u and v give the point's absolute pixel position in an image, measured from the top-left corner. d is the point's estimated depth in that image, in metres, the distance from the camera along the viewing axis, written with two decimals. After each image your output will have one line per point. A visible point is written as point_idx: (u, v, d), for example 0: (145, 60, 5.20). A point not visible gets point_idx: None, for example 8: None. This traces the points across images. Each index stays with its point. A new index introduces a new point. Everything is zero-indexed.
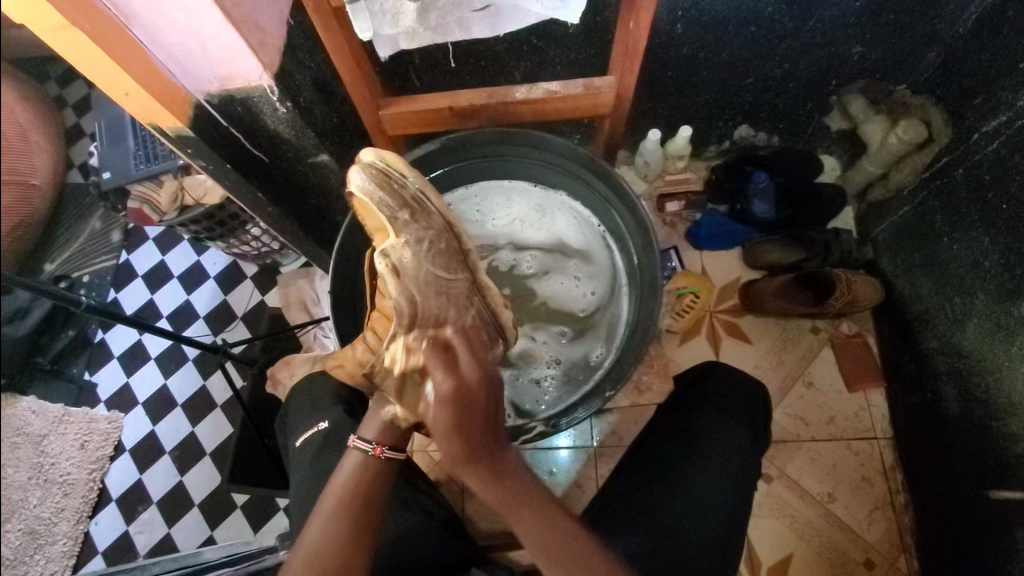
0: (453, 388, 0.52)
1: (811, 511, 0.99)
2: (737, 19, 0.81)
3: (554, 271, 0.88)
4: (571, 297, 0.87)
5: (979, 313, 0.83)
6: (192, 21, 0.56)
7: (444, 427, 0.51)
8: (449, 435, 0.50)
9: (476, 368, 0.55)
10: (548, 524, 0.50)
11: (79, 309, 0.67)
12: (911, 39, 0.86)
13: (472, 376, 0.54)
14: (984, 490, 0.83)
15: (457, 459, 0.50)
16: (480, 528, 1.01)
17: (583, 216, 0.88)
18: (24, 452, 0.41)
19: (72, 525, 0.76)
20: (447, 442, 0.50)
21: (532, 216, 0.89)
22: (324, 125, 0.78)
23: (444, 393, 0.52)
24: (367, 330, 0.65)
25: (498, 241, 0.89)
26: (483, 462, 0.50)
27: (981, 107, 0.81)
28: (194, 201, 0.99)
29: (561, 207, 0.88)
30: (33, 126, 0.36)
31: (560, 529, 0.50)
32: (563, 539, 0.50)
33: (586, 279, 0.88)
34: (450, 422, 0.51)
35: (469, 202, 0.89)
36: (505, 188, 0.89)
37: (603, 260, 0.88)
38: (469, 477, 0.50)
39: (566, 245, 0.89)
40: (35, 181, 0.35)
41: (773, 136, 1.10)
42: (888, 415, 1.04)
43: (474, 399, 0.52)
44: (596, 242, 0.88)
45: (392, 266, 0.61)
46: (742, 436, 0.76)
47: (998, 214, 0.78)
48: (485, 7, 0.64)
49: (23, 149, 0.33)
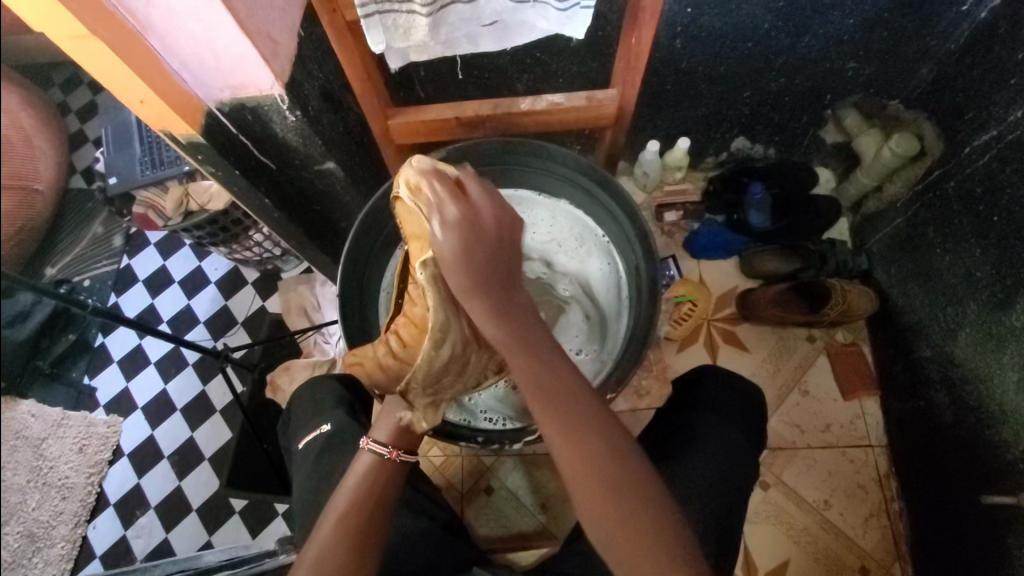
0: (461, 215, 0.50)
1: (807, 518, 1.00)
2: (734, 36, 0.84)
3: (577, 311, 0.84)
4: (565, 335, 0.83)
5: (971, 323, 0.84)
6: (207, 33, 0.57)
7: (452, 264, 0.49)
8: (454, 270, 0.49)
9: (488, 201, 0.52)
10: (542, 369, 0.51)
11: (84, 313, 0.70)
12: (904, 55, 0.88)
13: (529, 377, 0.51)
14: (978, 497, 0.84)
15: (464, 291, 0.50)
16: (482, 533, 1.01)
17: (616, 264, 0.87)
18: (22, 454, 0.41)
19: (69, 529, 0.77)
20: (455, 275, 0.49)
21: (569, 243, 0.88)
22: (331, 133, 0.80)
23: (451, 218, 0.50)
24: (392, 333, 0.61)
25: (531, 255, 0.87)
26: (493, 302, 0.50)
27: (972, 121, 0.83)
28: (199, 206, 1.02)
29: (600, 249, 0.88)
30: (38, 131, 0.38)
31: (557, 378, 0.51)
32: (557, 383, 0.51)
33: (586, 320, 0.84)
34: (455, 251, 0.49)
35: (511, 204, 0.89)
36: (550, 206, 0.89)
37: (609, 321, 0.85)
38: (475, 310, 0.50)
39: (590, 287, 0.87)
40: (36, 186, 0.36)
41: (769, 148, 1.12)
42: (883, 424, 1.05)
43: (530, 381, 0.51)
44: (614, 301, 0.86)
45: (432, 276, 0.54)
46: (737, 437, 0.78)
47: (990, 227, 0.80)
48: (493, 22, 0.65)
49: (27, 151, 0.35)
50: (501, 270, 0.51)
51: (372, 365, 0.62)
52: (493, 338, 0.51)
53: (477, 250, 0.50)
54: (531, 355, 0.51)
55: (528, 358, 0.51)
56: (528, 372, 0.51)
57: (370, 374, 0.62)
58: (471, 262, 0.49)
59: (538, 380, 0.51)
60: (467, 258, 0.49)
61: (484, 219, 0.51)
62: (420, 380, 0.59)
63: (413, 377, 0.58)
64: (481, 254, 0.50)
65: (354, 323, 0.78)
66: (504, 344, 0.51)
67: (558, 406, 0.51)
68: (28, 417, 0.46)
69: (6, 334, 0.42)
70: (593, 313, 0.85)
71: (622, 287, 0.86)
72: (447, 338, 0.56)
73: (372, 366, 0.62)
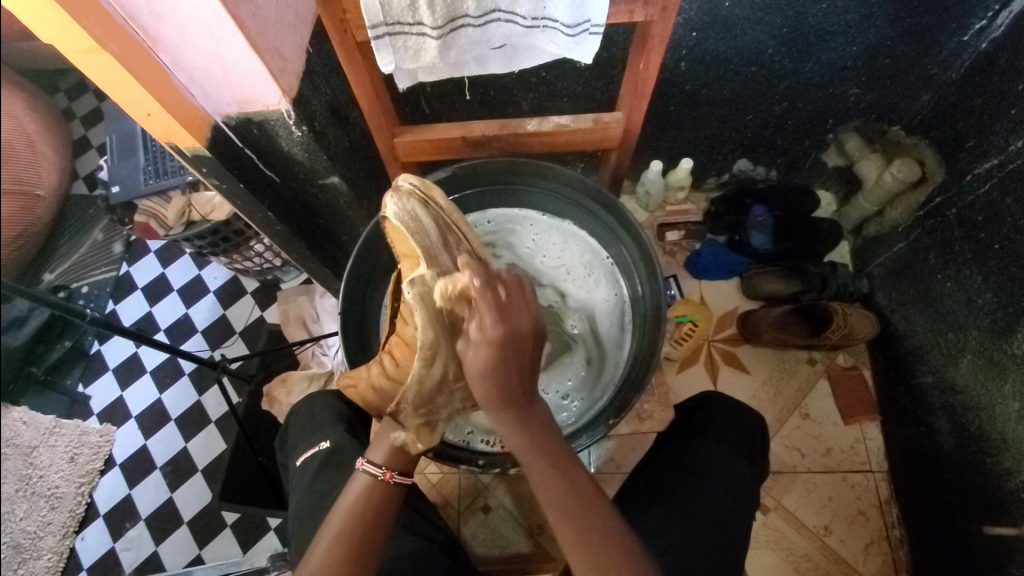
0: (499, 331, 0.53)
1: (807, 544, 0.99)
2: (738, 60, 0.84)
3: (580, 352, 0.85)
4: (561, 368, 0.85)
5: (973, 349, 0.84)
6: (217, 49, 0.57)
7: (478, 368, 0.53)
8: (480, 378, 0.53)
9: (524, 313, 0.55)
10: (565, 480, 0.51)
11: (83, 321, 0.69)
12: (906, 83, 0.89)
13: (547, 490, 0.51)
14: (979, 526, 0.83)
15: (488, 399, 0.53)
16: (478, 553, 1.00)
17: (623, 295, 0.87)
18: (13, 463, 0.40)
19: (56, 540, 0.75)
20: (480, 384, 0.53)
21: (578, 270, 0.88)
22: (336, 148, 0.80)
23: (489, 334, 0.53)
24: (385, 354, 0.64)
25: (541, 279, 0.87)
26: (512, 408, 0.53)
27: (973, 149, 0.84)
28: (201, 216, 1.01)
29: (608, 277, 0.88)
30: (41, 136, 0.38)
31: (578, 491, 0.51)
32: (578, 495, 0.51)
33: (583, 354, 0.85)
34: (486, 362, 0.52)
35: (524, 224, 0.89)
36: (561, 229, 0.88)
37: (609, 354, 0.85)
38: (497, 415, 0.53)
39: (596, 316, 0.87)
40: (35, 191, 0.36)
41: (771, 170, 1.13)
42: (884, 450, 1.05)
43: (546, 488, 0.51)
44: (616, 334, 0.86)
45: (419, 296, 0.59)
46: (738, 463, 0.77)
47: (991, 254, 0.80)
48: (502, 46, 0.66)
49: (26, 159, 0.35)
50: (523, 381, 0.53)
51: (366, 386, 0.65)
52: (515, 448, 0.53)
53: (503, 364, 0.53)
54: (550, 466, 0.52)
55: (545, 462, 0.52)
56: (549, 487, 0.51)
57: (364, 395, 0.65)
58: (497, 374, 0.52)
59: (556, 492, 0.51)
60: (492, 368, 0.52)
61: (517, 334, 0.54)
62: (412, 399, 0.60)
63: (406, 397, 0.60)
64: (506, 368, 0.53)
65: (355, 340, 0.77)
66: (524, 450, 0.53)
67: (571, 520, 0.50)
68: (21, 425, 0.45)
69: (4, 340, 0.42)
70: (592, 346, 0.85)
71: (626, 321, 0.86)
72: (437, 356, 0.59)
73: (365, 388, 0.65)
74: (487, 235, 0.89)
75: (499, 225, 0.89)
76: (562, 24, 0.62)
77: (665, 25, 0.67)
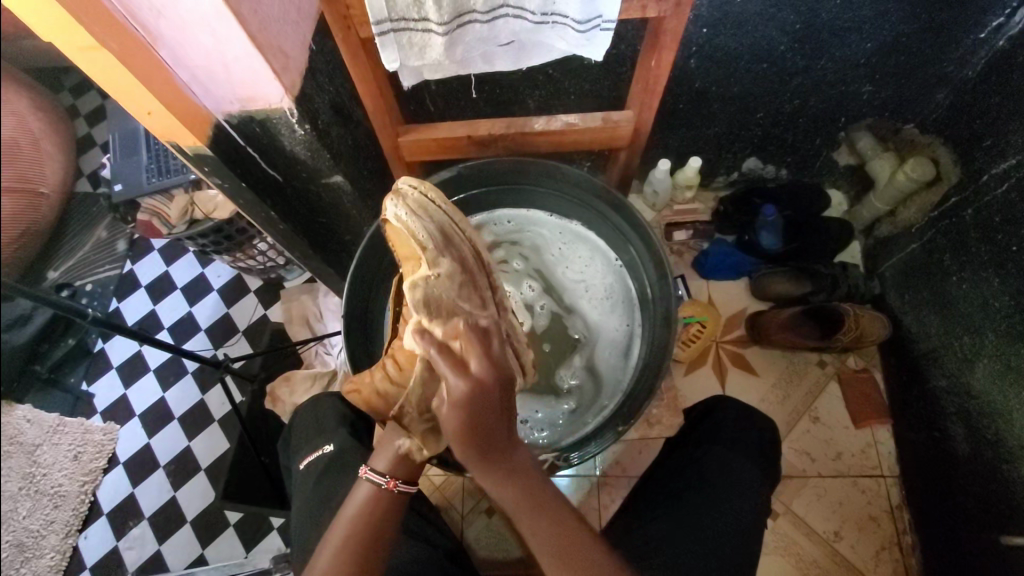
0: (466, 393, 0.49)
1: (817, 549, 0.97)
2: (749, 56, 0.82)
3: (570, 397, 0.84)
4: (552, 393, 0.85)
5: (988, 354, 0.83)
6: (218, 46, 0.56)
7: (455, 434, 0.49)
8: (459, 441, 0.49)
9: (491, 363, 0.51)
10: (559, 526, 0.50)
11: (84, 322, 0.67)
12: (922, 80, 0.88)
13: (543, 540, 0.50)
14: (997, 536, 0.81)
15: (470, 461, 0.49)
16: (482, 556, 0.99)
17: (632, 317, 0.85)
18: (18, 463, 0.39)
19: (60, 540, 0.75)
20: (461, 447, 0.49)
21: (596, 290, 0.87)
22: (340, 147, 0.79)
23: (456, 397, 0.49)
24: (389, 358, 0.62)
25: (560, 296, 0.88)
26: (499, 469, 0.50)
27: (990, 149, 0.82)
28: (205, 214, 1.01)
29: (622, 299, 0.87)
30: (47, 134, 0.37)
31: (572, 538, 0.51)
32: (573, 542, 0.50)
33: (581, 378, 0.85)
34: (462, 429, 0.48)
35: (552, 235, 0.88)
36: (588, 243, 0.87)
37: (606, 381, 0.84)
38: (481, 476, 0.50)
39: (602, 340, 0.86)
40: (43, 190, 0.35)
41: (782, 169, 1.11)
42: (895, 455, 1.03)
43: (540, 536, 0.50)
44: (619, 361, 0.85)
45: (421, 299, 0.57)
46: (748, 468, 0.76)
47: (1008, 256, 0.78)
48: (509, 42, 0.65)
49: (34, 158, 0.34)
50: (507, 435, 0.51)
51: (369, 392, 0.63)
52: (507, 501, 0.50)
53: (487, 420, 0.49)
54: (539, 515, 0.50)
55: (539, 519, 0.50)
56: (540, 534, 0.50)
57: (368, 399, 0.63)
58: (474, 435, 0.49)
59: (551, 538, 0.50)
60: (470, 430, 0.48)
61: (488, 387, 0.50)
62: (417, 401, 0.58)
63: (410, 399, 0.58)
64: (489, 426, 0.49)
65: (358, 343, 0.76)
66: (515, 503, 0.50)
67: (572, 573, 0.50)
68: (25, 425, 0.44)
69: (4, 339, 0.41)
70: (592, 374, 0.85)
71: (631, 350, 0.85)
72: None
73: (370, 392, 0.63)
74: (503, 237, 0.89)
75: (515, 229, 0.89)
76: (572, 19, 0.60)
77: (678, 20, 0.66)
